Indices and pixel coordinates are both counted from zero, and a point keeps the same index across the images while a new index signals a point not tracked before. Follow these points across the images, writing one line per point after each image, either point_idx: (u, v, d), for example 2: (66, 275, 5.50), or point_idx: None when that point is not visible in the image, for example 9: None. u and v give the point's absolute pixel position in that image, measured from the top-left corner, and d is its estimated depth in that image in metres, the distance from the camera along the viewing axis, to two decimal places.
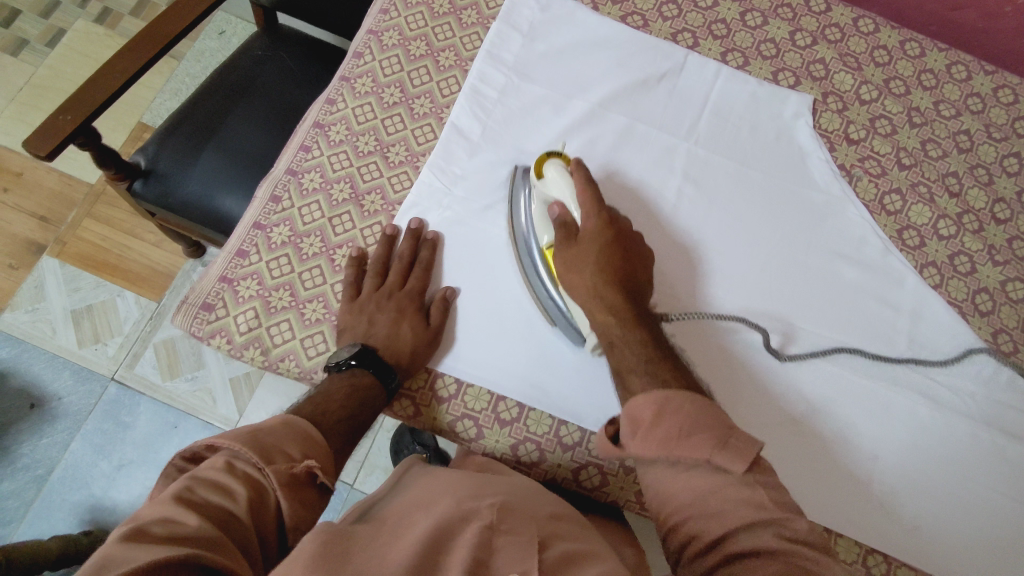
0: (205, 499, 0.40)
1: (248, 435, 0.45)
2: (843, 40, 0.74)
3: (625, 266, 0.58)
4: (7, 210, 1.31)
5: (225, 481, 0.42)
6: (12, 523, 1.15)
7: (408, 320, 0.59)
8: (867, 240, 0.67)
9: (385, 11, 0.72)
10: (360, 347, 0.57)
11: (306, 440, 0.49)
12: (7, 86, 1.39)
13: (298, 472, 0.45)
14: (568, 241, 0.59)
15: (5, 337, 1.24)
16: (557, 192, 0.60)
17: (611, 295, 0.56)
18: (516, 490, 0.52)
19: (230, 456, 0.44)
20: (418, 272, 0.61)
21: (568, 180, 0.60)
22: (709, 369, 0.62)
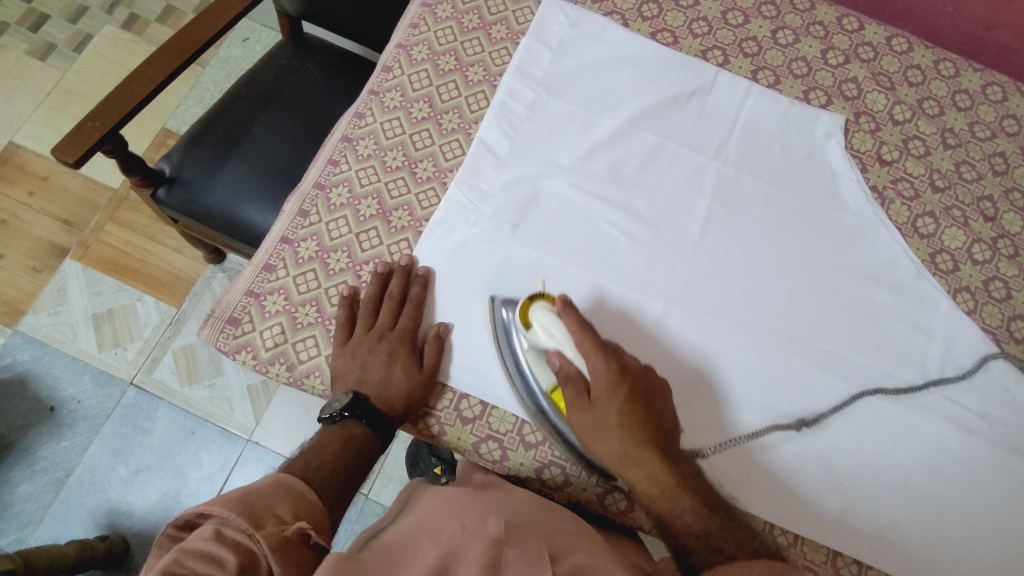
0: (193, 571, 0.38)
1: (236, 500, 0.44)
2: (876, 59, 0.73)
3: (651, 417, 0.53)
4: (32, 213, 1.33)
5: (216, 551, 0.40)
6: (30, 525, 1.16)
7: (401, 362, 0.59)
8: (900, 262, 0.65)
9: (414, 26, 0.72)
10: (353, 397, 0.57)
11: (297, 502, 0.48)
12: (35, 90, 1.41)
13: (290, 534, 0.44)
14: (580, 403, 0.53)
15: (28, 340, 1.25)
16: (549, 340, 0.54)
17: (647, 460, 0.52)
18: (518, 509, 0.51)
19: (219, 524, 0.43)
20: (410, 310, 0.60)
21: (560, 326, 0.54)
22: (727, 400, 0.60)
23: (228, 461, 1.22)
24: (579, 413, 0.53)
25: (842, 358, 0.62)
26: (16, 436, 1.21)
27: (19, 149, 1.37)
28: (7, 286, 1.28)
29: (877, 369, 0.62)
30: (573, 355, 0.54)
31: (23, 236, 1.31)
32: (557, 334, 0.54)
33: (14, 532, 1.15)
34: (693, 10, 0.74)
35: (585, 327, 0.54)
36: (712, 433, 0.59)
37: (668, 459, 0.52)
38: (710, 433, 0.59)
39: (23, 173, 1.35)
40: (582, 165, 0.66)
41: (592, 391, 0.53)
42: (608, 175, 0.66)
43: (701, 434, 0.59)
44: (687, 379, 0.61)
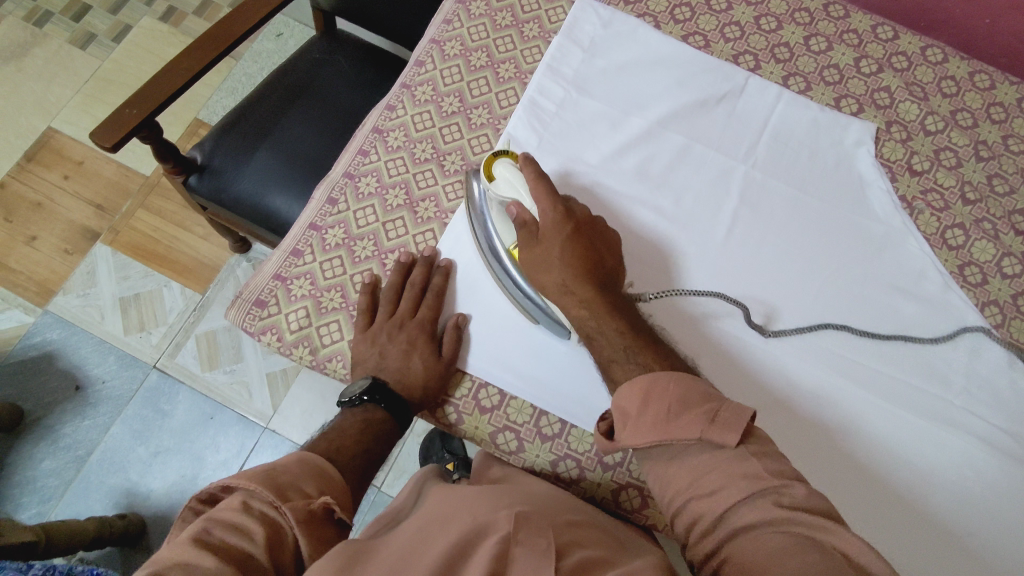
0: (221, 540, 0.40)
1: (264, 473, 0.45)
2: (909, 69, 0.73)
3: (592, 257, 0.57)
4: (66, 196, 1.36)
5: (243, 522, 0.42)
6: (51, 500, 1.18)
7: (419, 352, 0.59)
8: (927, 273, 0.64)
9: (448, 21, 0.73)
10: (373, 382, 0.59)
11: (322, 478, 0.49)
12: (74, 77, 1.45)
13: (315, 508, 0.45)
14: (530, 241, 0.57)
15: (57, 320, 1.28)
16: (509, 192, 0.58)
17: (581, 289, 0.56)
18: (533, 500, 0.52)
19: (246, 495, 0.44)
20: (430, 301, 0.61)
21: (522, 180, 0.58)
22: (744, 400, 0.60)
23: (245, 446, 1.24)
24: (528, 251, 0.57)
25: (864, 366, 0.61)
26: (42, 412, 1.24)
27: (57, 134, 1.40)
28: (40, 267, 1.31)
29: (902, 381, 0.61)
30: (530, 203, 0.58)
31: (57, 219, 1.34)
32: (516, 187, 0.58)
33: (35, 507, 1.18)
34: (726, 13, 0.74)
35: (543, 178, 0.58)
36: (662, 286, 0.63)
37: (602, 293, 0.56)
38: (658, 283, 0.63)
39: (60, 158, 1.38)
40: (609, 162, 0.66)
41: (542, 232, 0.57)
42: (635, 174, 0.66)
43: (655, 286, 0.63)
44: (644, 250, 0.64)
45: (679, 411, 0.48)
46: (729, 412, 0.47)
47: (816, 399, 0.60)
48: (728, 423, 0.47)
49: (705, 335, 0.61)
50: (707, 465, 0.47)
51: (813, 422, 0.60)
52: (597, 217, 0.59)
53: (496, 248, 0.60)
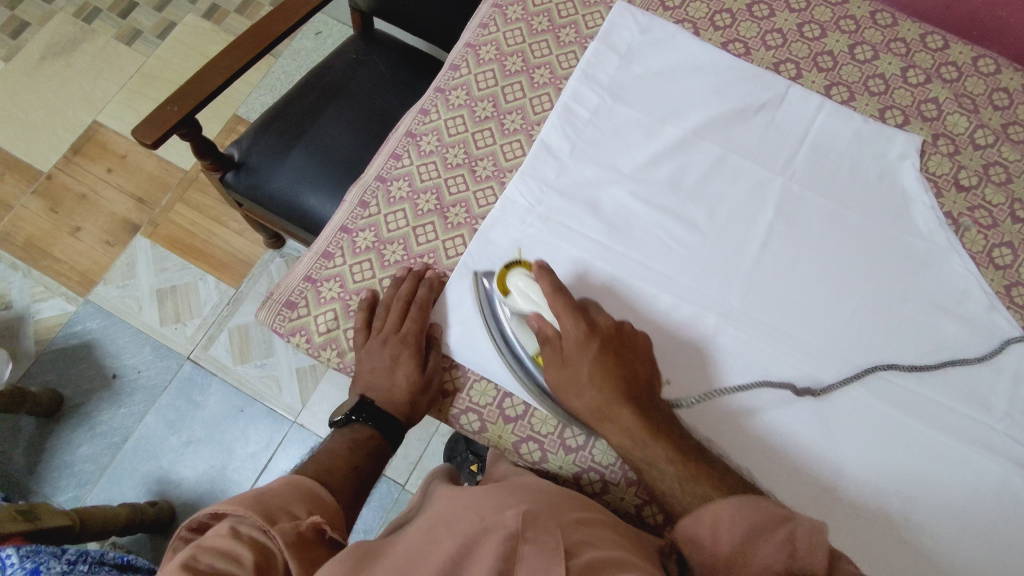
0: (210, 566, 0.41)
1: (254, 499, 0.47)
2: (959, 79, 0.70)
3: (625, 371, 0.55)
4: (109, 188, 1.40)
5: (231, 548, 0.43)
6: (86, 485, 1.22)
7: (403, 367, 0.58)
8: (971, 293, 0.62)
9: (484, 26, 0.73)
10: (360, 401, 0.61)
11: (314, 502, 0.50)
12: (120, 73, 1.49)
13: (303, 529, 0.46)
14: (556, 361, 0.55)
15: (97, 310, 1.32)
16: (527, 304, 0.56)
17: (619, 413, 0.53)
18: (541, 498, 0.52)
19: (235, 521, 0.45)
20: (414, 314, 0.60)
21: (536, 287, 0.56)
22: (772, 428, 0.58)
23: (273, 440, 1.26)
24: (554, 370, 0.55)
25: (901, 388, 0.59)
26: (81, 399, 1.28)
27: (102, 128, 1.44)
28: (83, 257, 1.35)
29: (939, 404, 0.58)
30: (550, 317, 0.56)
31: (99, 211, 1.38)
32: (533, 299, 0.56)
33: (72, 490, 1.21)
34: (767, 20, 0.72)
35: (558, 290, 0.55)
36: (693, 387, 0.59)
37: (642, 412, 0.53)
38: (691, 385, 0.59)
39: (104, 151, 1.42)
40: (643, 172, 0.65)
41: (564, 352, 0.55)
42: (668, 184, 0.65)
43: (681, 390, 0.59)
44: (677, 266, 0.62)
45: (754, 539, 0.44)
46: (806, 536, 0.44)
47: (848, 422, 0.58)
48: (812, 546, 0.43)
49: (721, 408, 0.59)
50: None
51: (844, 446, 0.57)
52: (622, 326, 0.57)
53: (521, 359, 0.58)
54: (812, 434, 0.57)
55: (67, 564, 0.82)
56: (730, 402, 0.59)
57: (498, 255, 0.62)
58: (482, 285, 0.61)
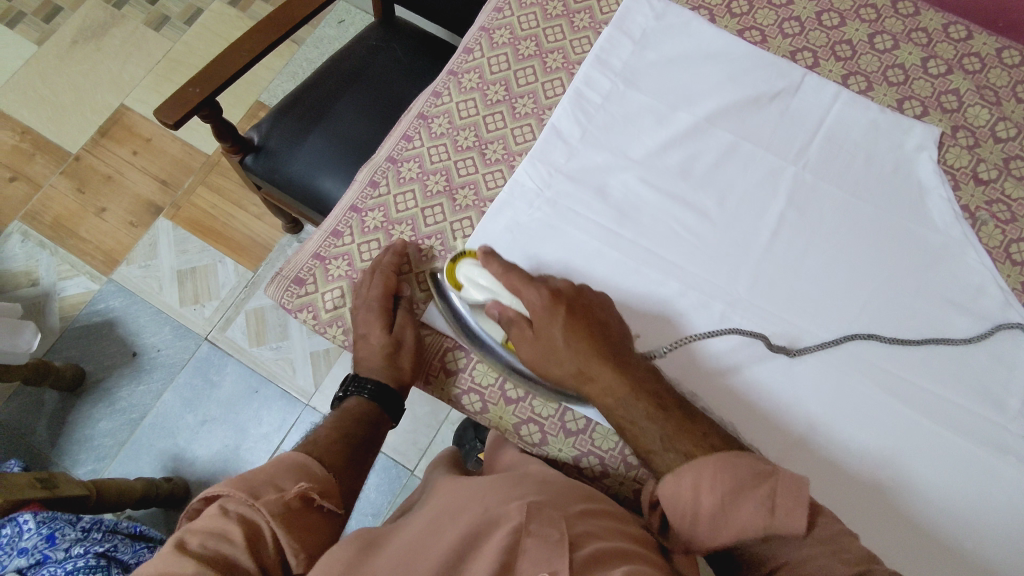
0: (202, 546, 0.45)
1: (237, 478, 0.50)
2: (982, 71, 0.69)
3: (596, 329, 0.55)
4: (134, 171, 1.43)
5: (222, 525, 0.46)
6: (105, 459, 1.25)
7: (371, 333, 0.60)
8: (986, 289, 0.60)
9: (498, 10, 0.73)
10: (355, 376, 0.66)
11: (303, 472, 0.53)
12: (148, 57, 1.51)
13: (288, 500, 0.49)
14: (527, 337, 0.56)
15: (119, 289, 1.35)
16: (481, 292, 0.58)
17: (603, 373, 0.55)
18: (544, 488, 0.52)
19: (223, 500, 0.48)
20: (381, 276, 0.61)
21: (485, 274, 0.57)
22: (780, 416, 0.57)
23: (286, 422, 1.28)
24: (528, 346, 0.56)
25: (910, 384, 0.58)
26: (101, 375, 1.31)
27: (129, 111, 1.47)
28: (107, 237, 1.38)
29: (951, 403, 0.57)
30: (507, 299, 0.57)
31: (124, 193, 1.41)
32: (485, 284, 0.57)
33: (91, 463, 1.25)
34: (786, 8, 0.71)
35: (509, 269, 0.57)
36: (664, 338, 0.60)
37: (623, 369, 0.55)
38: (657, 319, 0.60)
39: (129, 134, 1.45)
40: (653, 158, 0.65)
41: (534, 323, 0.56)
42: (678, 171, 0.64)
43: (653, 342, 0.60)
44: (685, 252, 0.62)
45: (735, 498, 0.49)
46: (786, 491, 0.49)
47: (855, 415, 0.57)
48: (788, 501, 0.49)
49: (698, 357, 0.59)
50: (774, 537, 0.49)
51: (849, 433, 0.57)
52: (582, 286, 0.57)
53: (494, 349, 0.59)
54: (816, 419, 0.57)
55: (80, 531, 0.84)
56: (709, 354, 0.59)
57: (504, 239, 0.62)
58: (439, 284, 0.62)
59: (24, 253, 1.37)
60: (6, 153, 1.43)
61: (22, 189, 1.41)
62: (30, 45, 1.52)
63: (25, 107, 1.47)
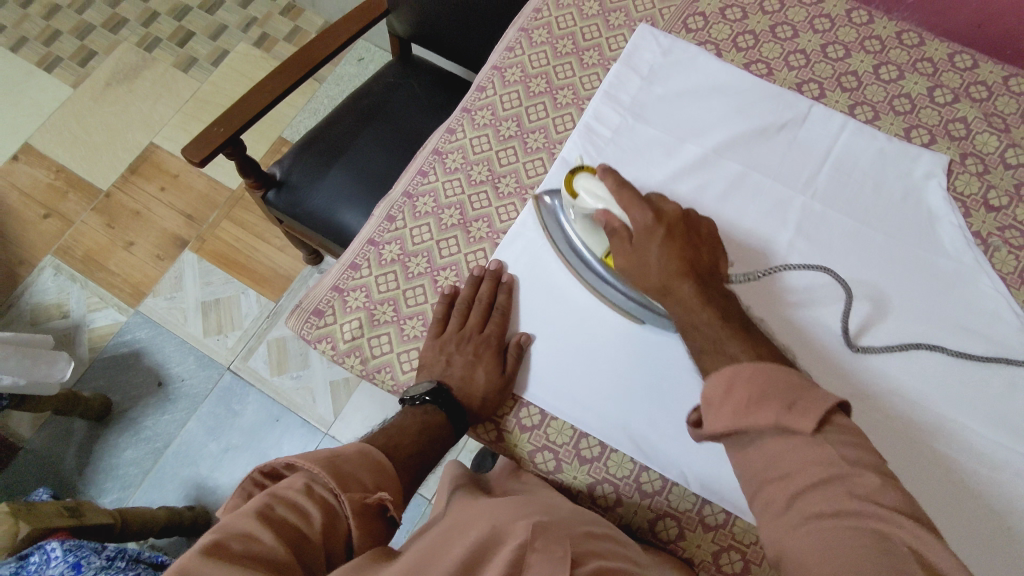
0: (281, 517, 0.44)
1: (328, 459, 0.49)
2: (989, 99, 0.69)
3: (691, 254, 0.55)
4: (162, 206, 1.47)
5: (301, 502, 0.45)
6: (130, 487, 1.27)
7: (484, 364, 0.60)
8: (1001, 315, 0.60)
9: (510, 49, 0.75)
10: (437, 386, 0.60)
11: (382, 472, 0.51)
12: (176, 98, 1.58)
13: (370, 502, 0.48)
14: (624, 247, 0.56)
15: (145, 320, 1.39)
16: (595, 202, 0.59)
17: (680, 288, 0.54)
18: (554, 511, 0.52)
19: (308, 478, 0.48)
20: (497, 318, 0.62)
21: (604, 189, 0.58)
22: (851, 380, 0.59)
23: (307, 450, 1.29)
24: (622, 256, 0.57)
25: (932, 414, 0.57)
26: (127, 405, 1.34)
27: (158, 149, 1.53)
28: (135, 270, 1.42)
29: (961, 424, 0.57)
30: (617, 211, 0.57)
31: (152, 227, 1.46)
32: (600, 197, 0.58)
33: (116, 492, 1.27)
34: (791, 42, 0.73)
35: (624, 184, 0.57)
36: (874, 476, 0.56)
37: (702, 288, 0.54)
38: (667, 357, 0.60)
39: (158, 171, 1.51)
40: (663, 190, 0.66)
41: (633, 238, 0.56)
42: (688, 200, 0.65)
43: (751, 291, 0.62)
44: None
45: (759, 400, 0.47)
46: (809, 400, 0.47)
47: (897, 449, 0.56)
48: (806, 413, 0.46)
49: (777, 287, 0.62)
50: (784, 447, 0.46)
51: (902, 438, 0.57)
52: (691, 219, 0.57)
53: (589, 260, 0.61)
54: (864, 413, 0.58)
55: (105, 560, 0.85)
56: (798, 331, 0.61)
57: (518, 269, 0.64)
58: (547, 204, 0.64)
59: (56, 286, 1.42)
60: (41, 191, 1.49)
61: (55, 224, 1.46)
62: (66, 87, 1.59)
63: (60, 147, 1.53)
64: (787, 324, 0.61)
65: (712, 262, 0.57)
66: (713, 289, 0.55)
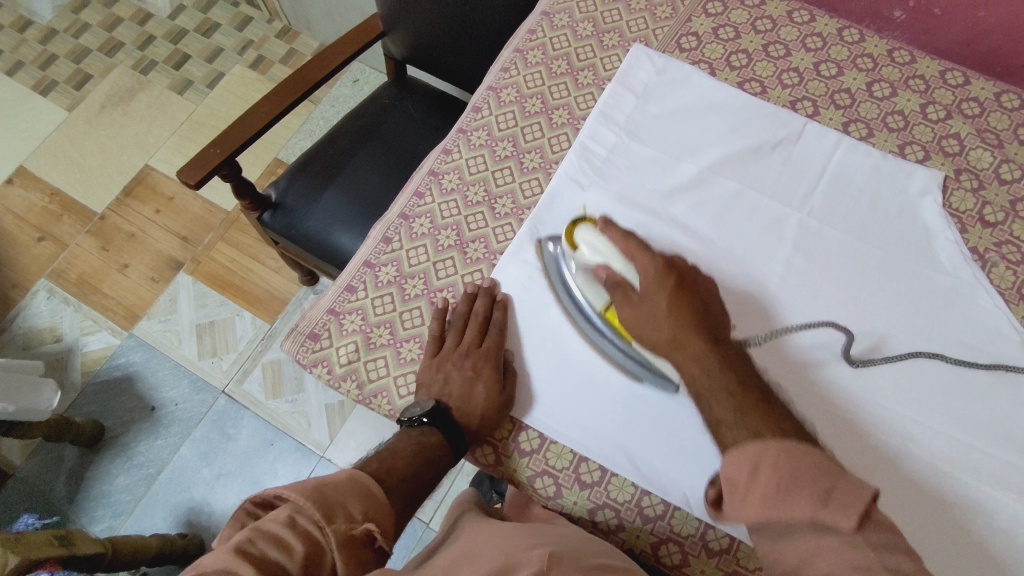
0: (262, 552, 0.43)
1: (315, 488, 0.48)
2: (982, 115, 0.70)
3: (698, 308, 0.56)
4: (157, 228, 1.47)
5: (284, 535, 0.44)
6: (122, 515, 1.25)
7: (483, 380, 0.59)
8: (1001, 331, 0.60)
9: (505, 69, 0.76)
10: (436, 406, 0.59)
11: (372, 501, 0.50)
12: (171, 120, 1.58)
13: (356, 533, 0.47)
14: (631, 300, 0.57)
15: (139, 343, 1.38)
16: (595, 256, 0.58)
17: (692, 342, 0.54)
18: (567, 542, 0.51)
19: (293, 510, 0.46)
20: (494, 334, 0.61)
21: (604, 241, 0.58)
22: (855, 403, 0.58)
23: (302, 474, 1.27)
24: (629, 310, 0.57)
25: (932, 429, 0.56)
26: (120, 430, 1.32)
27: (153, 171, 1.53)
28: (129, 294, 1.41)
29: (961, 440, 0.56)
30: (619, 265, 0.57)
31: (146, 250, 1.45)
32: (600, 249, 0.58)
33: (107, 520, 1.24)
34: (784, 60, 0.73)
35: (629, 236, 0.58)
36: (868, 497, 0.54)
37: (715, 347, 0.54)
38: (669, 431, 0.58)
39: (153, 193, 1.50)
40: (659, 208, 0.66)
41: (640, 291, 0.57)
42: (684, 219, 0.65)
43: (747, 308, 0.61)
44: None
45: (790, 489, 0.46)
46: (845, 494, 0.45)
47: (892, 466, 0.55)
48: (844, 508, 0.44)
49: (772, 295, 0.62)
50: (817, 540, 0.45)
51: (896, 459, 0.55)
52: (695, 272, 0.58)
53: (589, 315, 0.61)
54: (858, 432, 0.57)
55: None
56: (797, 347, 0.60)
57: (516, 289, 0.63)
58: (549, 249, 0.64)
59: (49, 310, 1.41)
60: (36, 215, 1.49)
61: (49, 248, 1.45)
62: (61, 111, 1.59)
63: (54, 169, 1.53)
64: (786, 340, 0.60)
65: (720, 316, 0.57)
66: (726, 348, 0.55)
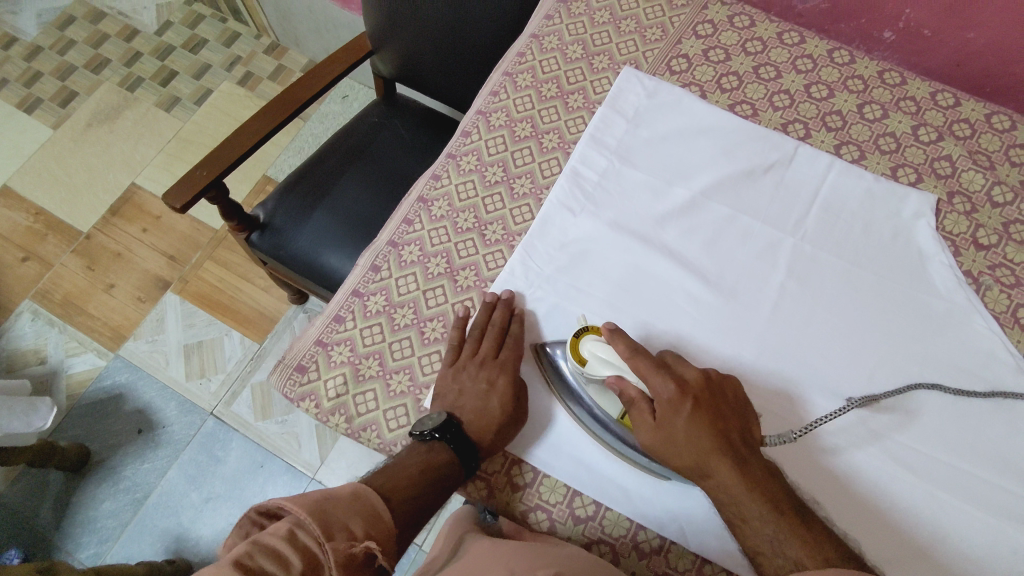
0: (258, 568, 0.41)
1: (317, 504, 0.46)
2: (972, 136, 0.70)
3: (720, 427, 0.53)
4: (144, 247, 1.45)
5: (282, 551, 0.43)
6: (108, 541, 1.22)
7: (499, 393, 0.58)
8: (996, 355, 0.59)
9: (495, 93, 0.75)
10: (446, 418, 0.57)
11: (374, 518, 0.49)
12: (158, 137, 1.56)
13: (355, 552, 0.45)
14: (647, 423, 0.53)
15: (126, 364, 1.35)
16: (604, 369, 0.54)
17: (718, 469, 0.51)
18: (573, 563, 0.49)
19: (293, 524, 0.45)
20: (510, 344, 0.60)
21: (614, 355, 0.55)
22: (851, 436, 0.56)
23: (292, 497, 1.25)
24: (647, 433, 0.53)
25: (930, 458, 0.55)
26: (106, 453, 1.30)
27: (139, 190, 1.51)
28: (115, 314, 1.39)
29: (959, 469, 0.55)
30: (633, 379, 0.54)
31: (133, 269, 1.43)
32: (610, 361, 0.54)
33: (93, 546, 1.22)
34: (774, 82, 0.73)
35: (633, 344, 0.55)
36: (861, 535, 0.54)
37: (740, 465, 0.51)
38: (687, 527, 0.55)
39: (140, 212, 1.49)
40: (651, 235, 0.65)
41: (657, 412, 0.53)
42: (676, 245, 0.65)
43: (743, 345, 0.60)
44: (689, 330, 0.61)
45: None
46: None
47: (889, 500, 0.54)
48: None
49: (766, 326, 0.61)
50: None
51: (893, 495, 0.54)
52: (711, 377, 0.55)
53: (604, 424, 0.56)
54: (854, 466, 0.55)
55: None
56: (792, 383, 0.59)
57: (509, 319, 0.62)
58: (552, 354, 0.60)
59: (34, 331, 1.38)
60: (20, 234, 1.46)
61: (33, 268, 1.43)
62: (46, 129, 1.58)
63: (39, 188, 1.51)
64: (781, 370, 0.59)
65: (743, 430, 0.54)
66: (753, 464, 0.52)
